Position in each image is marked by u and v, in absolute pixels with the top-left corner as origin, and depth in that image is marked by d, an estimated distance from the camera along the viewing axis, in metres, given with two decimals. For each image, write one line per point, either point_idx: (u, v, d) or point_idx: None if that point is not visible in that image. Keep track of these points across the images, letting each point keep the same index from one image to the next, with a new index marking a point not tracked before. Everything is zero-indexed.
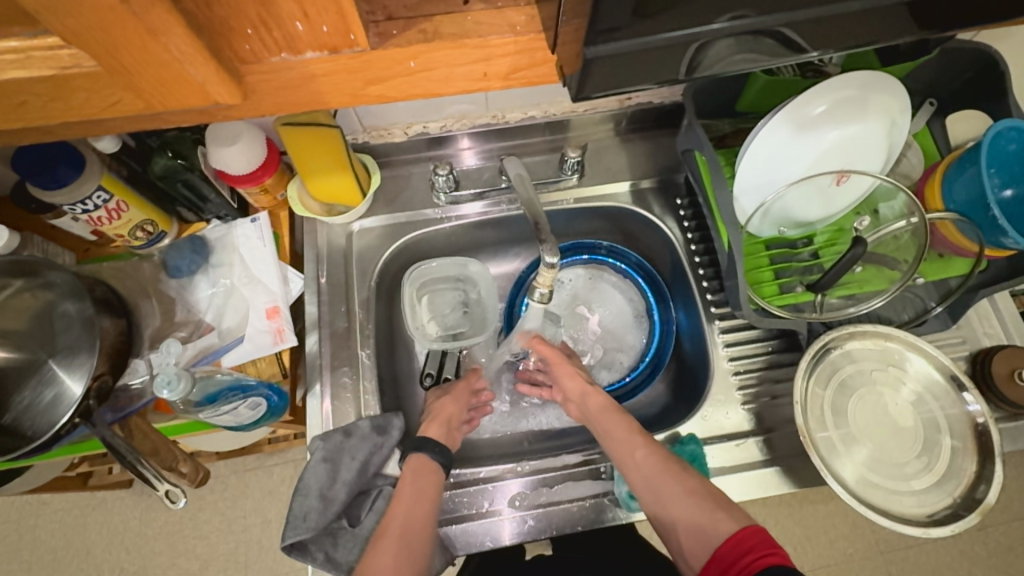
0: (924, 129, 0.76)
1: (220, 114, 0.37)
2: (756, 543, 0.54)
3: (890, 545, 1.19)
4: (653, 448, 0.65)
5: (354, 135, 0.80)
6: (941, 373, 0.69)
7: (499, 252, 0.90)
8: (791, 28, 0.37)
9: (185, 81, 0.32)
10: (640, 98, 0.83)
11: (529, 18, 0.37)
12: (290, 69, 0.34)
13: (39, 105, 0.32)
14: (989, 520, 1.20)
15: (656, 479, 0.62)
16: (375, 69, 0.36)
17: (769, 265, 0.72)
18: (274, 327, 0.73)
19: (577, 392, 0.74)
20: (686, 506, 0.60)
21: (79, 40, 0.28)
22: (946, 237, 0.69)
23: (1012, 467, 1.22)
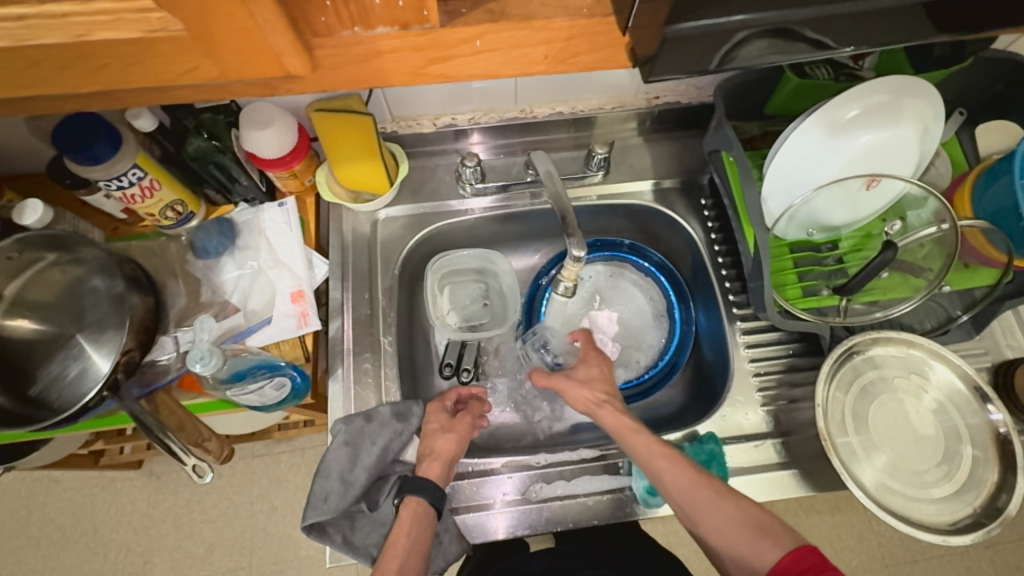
0: (952, 137, 0.75)
1: (283, 87, 0.38)
2: (814, 562, 0.54)
3: (896, 558, 1.18)
4: (685, 472, 0.62)
5: (383, 124, 0.80)
6: (964, 383, 0.69)
7: (520, 246, 0.91)
8: (853, 32, 0.37)
9: (263, 50, 0.33)
10: (668, 97, 0.83)
11: (594, 2, 0.39)
12: (358, 44, 0.36)
13: (120, 68, 0.34)
14: (998, 537, 1.19)
15: (692, 506, 0.61)
16: (440, 48, 0.38)
17: (793, 268, 0.72)
18: (298, 311, 0.74)
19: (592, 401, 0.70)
20: (726, 531, 0.59)
21: (171, 5, 0.29)
22: (976, 247, 0.68)
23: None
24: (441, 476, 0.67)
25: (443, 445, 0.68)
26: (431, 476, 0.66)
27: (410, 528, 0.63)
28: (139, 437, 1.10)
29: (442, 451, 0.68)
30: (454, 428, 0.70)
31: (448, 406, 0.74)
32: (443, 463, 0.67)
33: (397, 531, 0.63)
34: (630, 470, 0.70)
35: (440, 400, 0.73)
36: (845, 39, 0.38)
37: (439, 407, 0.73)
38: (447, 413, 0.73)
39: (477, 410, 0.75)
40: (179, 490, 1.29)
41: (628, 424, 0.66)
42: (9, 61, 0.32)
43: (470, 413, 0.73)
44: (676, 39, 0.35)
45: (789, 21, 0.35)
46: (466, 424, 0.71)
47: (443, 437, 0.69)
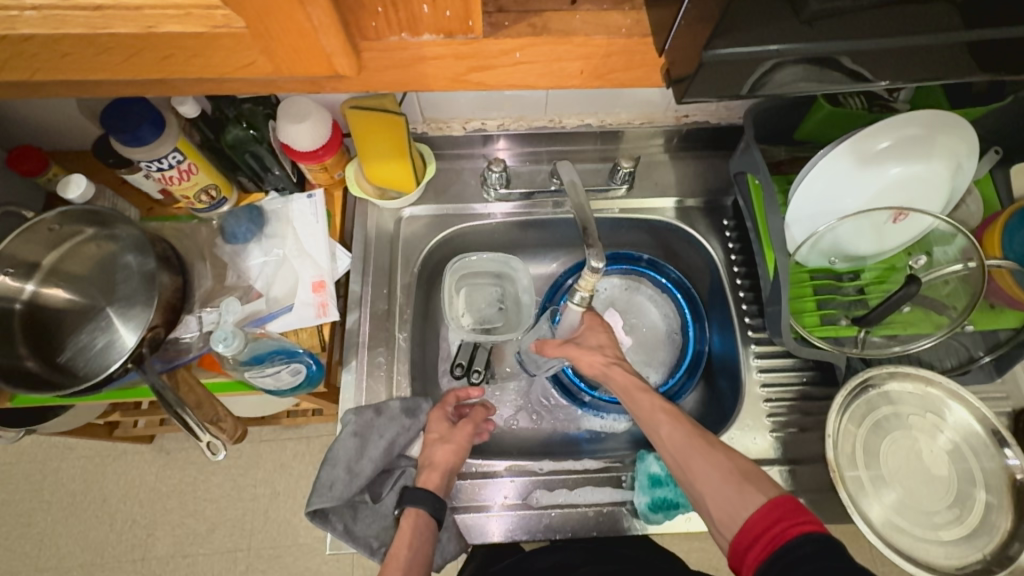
0: (986, 175, 0.74)
1: (328, 86, 0.40)
2: (787, 509, 0.52)
3: None
4: (682, 426, 0.64)
5: (414, 125, 0.82)
6: (981, 426, 0.67)
7: (539, 253, 0.92)
8: (894, 68, 0.38)
9: (317, 51, 0.35)
10: (697, 117, 0.83)
11: (634, 22, 0.41)
12: (404, 49, 0.38)
13: (182, 60, 0.35)
14: None
15: (685, 457, 0.62)
16: (481, 57, 0.40)
17: (813, 296, 0.72)
18: (318, 301, 0.75)
19: (599, 364, 0.73)
20: (714, 482, 0.59)
21: (237, 5, 0.31)
22: (1002, 288, 0.67)
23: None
24: (440, 486, 0.67)
25: (440, 456, 0.68)
26: (430, 487, 0.66)
27: (412, 538, 0.63)
28: (154, 412, 1.13)
29: (440, 461, 0.67)
30: (453, 438, 0.70)
31: (449, 414, 0.74)
32: (442, 473, 0.67)
33: (397, 542, 0.63)
34: (633, 484, 0.70)
35: (442, 407, 0.73)
36: (888, 74, 0.38)
37: (441, 415, 0.72)
38: (449, 421, 0.72)
39: (480, 417, 0.75)
40: (188, 467, 1.32)
41: (635, 383, 0.70)
42: (82, 47, 0.34)
43: (472, 420, 0.72)
44: (713, 64, 0.35)
45: (823, 52, 0.35)
46: (466, 433, 0.71)
47: (441, 447, 0.68)
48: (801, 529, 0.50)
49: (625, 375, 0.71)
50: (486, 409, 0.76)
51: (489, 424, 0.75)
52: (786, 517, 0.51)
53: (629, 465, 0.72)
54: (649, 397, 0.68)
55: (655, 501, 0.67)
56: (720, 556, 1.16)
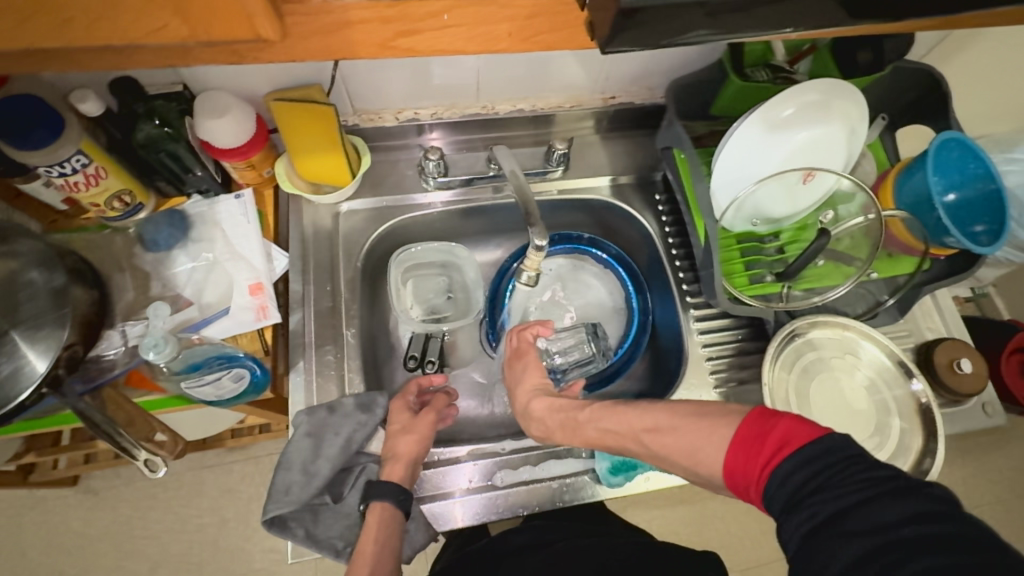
0: (877, 141, 0.85)
1: (251, 56, 0.39)
2: (751, 441, 0.45)
3: None
4: (606, 416, 0.59)
5: (344, 117, 0.81)
6: (890, 360, 0.75)
7: (482, 240, 0.93)
8: (791, 21, 0.41)
9: (237, 11, 0.35)
10: (623, 98, 0.87)
11: None
12: (327, 13, 0.39)
13: (85, 24, 0.35)
14: None
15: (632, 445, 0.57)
16: (407, 21, 0.41)
17: (740, 258, 0.78)
18: (256, 304, 0.72)
19: (525, 395, 0.69)
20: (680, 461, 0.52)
21: None
22: (896, 236, 0.75)
23: (948, 463, 1.29)
24: (404, 478, 0.66)
25: (405, 446, 0.67)
26: (395, 479, 0.65)
27: (378, 534, 0.62)
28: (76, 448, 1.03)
29: (404, 452, 0.67)
30: (416, 427, 0.69)
31: (410, 402, 0.74)
32: (406, 465, 0.67)
33: (364, 538, 0.61)
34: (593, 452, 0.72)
35: (403, 398, 0.73)
36: (788, 26, 0.42)
37: (403, 405, 0.72)
38: (409, 411, 0.72)
39: (441, 404, 0.74)
40: (120, 505, 1.21)
41: (551, 403, 0.65)
42: None
43: (433, 408, 0.72)
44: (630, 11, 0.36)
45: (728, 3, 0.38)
46: (429, 421, 0.70)
47: (404, 437, 0.68)
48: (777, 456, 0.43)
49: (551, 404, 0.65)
50: (448, 395, 0.76)
51: (450, 410, 0.75)
52: (755, 450, 0.44)
53: None
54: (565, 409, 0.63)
55: (615, 465, 0.69)
56: (680, 521, 1.22)
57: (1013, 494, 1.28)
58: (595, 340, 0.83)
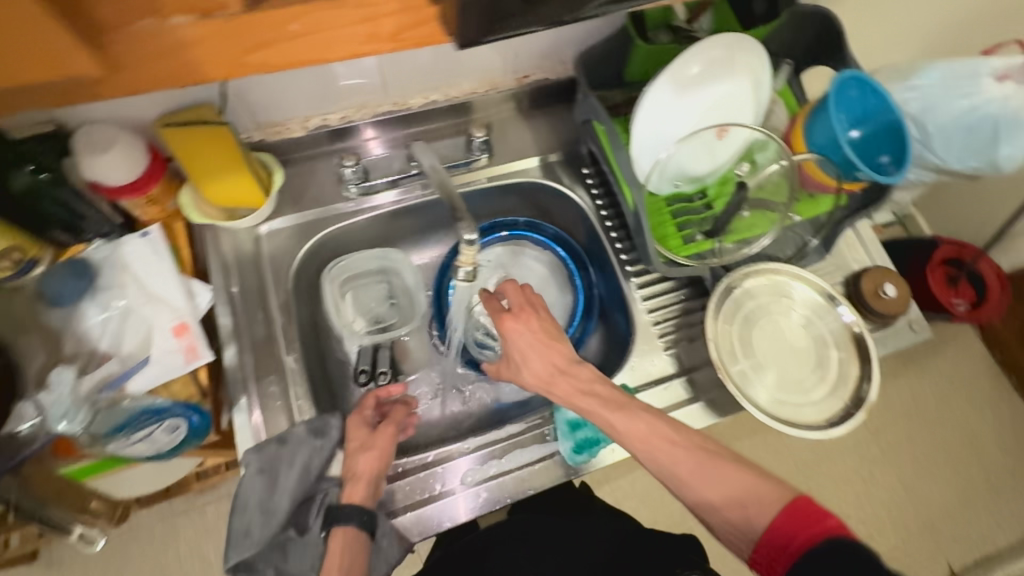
0: (785, 86, 0.88)
1: (80, 94, 0.33)
2: (804, 518, 0.49)
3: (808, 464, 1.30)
4: (630, 417, 0.61)
5: (247, 133, 0.76)
6: (822, 296, 0.79)
7: (421, 240, 0.89)
8: None
9: (42, 47, 0.29)
10: (537, 75, 0.86)
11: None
12: (156, 37, 0.32)
13: None
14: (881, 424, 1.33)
15: (645, 451, 0.59)
16: (257, 32, 0.34)
17: (671, 220, 0.79)
18: (184, 346, 0.68)
19: (546, 372, 0.65)
20: (711, 486, 0.56)
21: None
22: (811, 176, 0.76)
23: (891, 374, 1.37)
24: (367, 496, 0.64)
25: (364, 465, 0.65)
26: (357, 499, 0.63)
27: (344, 559, 0.61)
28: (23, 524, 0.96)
29: (365, 469, 0.65)
30: (375, 444, 0.66)
31: (370, 418, 0.70)
32: (367, 482, 0.65)
33: (328, 564, 0.60)
34: (557, 434, 0.72)
35: (359, 413, 0.69)
36: None
37: (360, 421, 0.68)
38: (369, 427, 0.69)
39: (401, 416, 0.71)
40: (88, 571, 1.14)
41: (584, 390, 0.64)
42: None
43: (393, 421, 0.69)
44: None
45: None
46: (388, 435, 0.68)
47: (364, 455, 0.65)
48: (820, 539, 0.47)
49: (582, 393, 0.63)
50: (406, 405, 0.73)
51: (411, 420, 0.74)
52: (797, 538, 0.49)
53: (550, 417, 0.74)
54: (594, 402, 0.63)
55: (580, 443, 0.70)
56: None
57: (950, 390, 1.38)
58: None
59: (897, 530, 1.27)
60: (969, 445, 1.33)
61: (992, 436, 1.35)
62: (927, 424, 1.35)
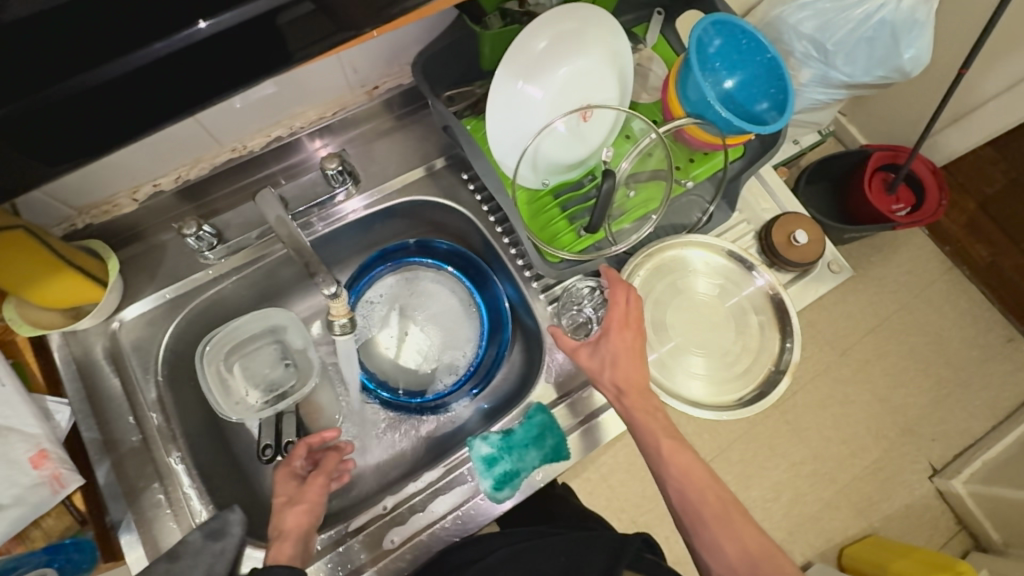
0: (660, 38, 0.81)
1: None
2: None
3: (784, 399, 1.20)
4: (683, 453, 0.61)
5: (71, 222, 0.68)
6: (729, 261, 0.74)
7: (306, 288, 0.83)
8: None
9: None
10: (388, 83, 0.77)
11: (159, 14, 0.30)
12: None
13: None
14: (853, 341, 1.25)
15: (678, 479, 0.60)
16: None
17: (558, 214, 0.72)
18: (46, 476, 0.59)
19: (615, 382, 0.62)
20: (716, 526, 0.58)
21: None
22: (693, 136, 0.71)
23: (851, 292, 1.28)
24: (295, 555, 0.59)
25: (291, 520, 0.61)
26: (282, 559, 0.58)
27: None
28: None
29: (292, 527, 0.61)
30: (304, 497, 0.64)
31: (300, 469, 0.68)
32: (296, 539, 0.61)
33: None
34: (474, 472, 0.68)
35: (287, 466, 0.67)
36: None
37: (288, 474, 0.66)
38: (297, 479, 0.66)
39: (333, 464, 0.68)
40: None
41: (649, 408, 0.62)
42: None
43: (323, 470, 0.67)
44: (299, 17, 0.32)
45: None
46: (318, 486, 0.65)
47: (291, 511, 0.62)
48: None
49: (649, 414, 0.62)
50: (338, 451, 0.71)
51: (347, 464, 0.71)
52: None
53: (465, 454, 0.69)
54: (657, 423, 0.61)
55: (498, 478, 0.67)
56: None
57: (916, 295, 1.29)
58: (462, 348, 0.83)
59: (880, 442, 1.20)
60: (939, 349, 1.25)
61: (969, 329, 1.28)
62: (896, 335, 1.26)
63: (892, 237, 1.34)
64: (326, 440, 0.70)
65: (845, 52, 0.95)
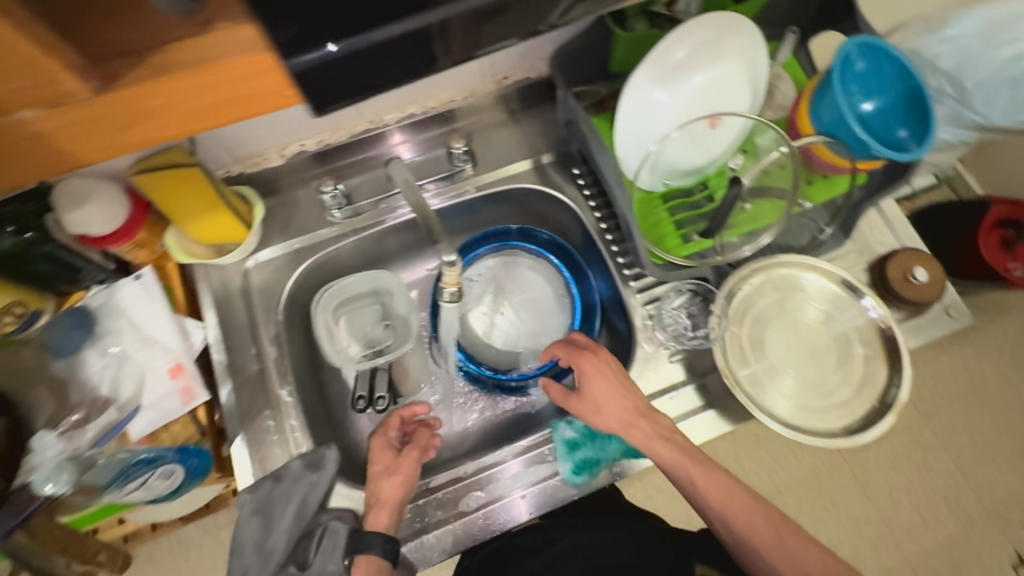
0: (791, 59, 0.80)
1: None
2: None
3: (853, 451, 1.14)
4: (714, 475, 0.64)
5: (226, 168, 0.76)
6: (840, 287, 0.72)
7: (411, 257, 0.88)
8: None
9: None
10: (517, 75, 0.81)
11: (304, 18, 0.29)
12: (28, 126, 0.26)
13: None
14: (941, 403, 1.16)
15: (721, 503, 0.63)
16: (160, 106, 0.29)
17: (668, 218, 0.73)
18: (181, 387, 0.69)
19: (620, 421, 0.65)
20: (767, 536, 0.62)
21: None
22: (820, 158, 0.70)
23: (947, 350, 1.19)
24: (390, 524, 0.64)
25: (388, 490, 0.65)
26: (380, 526, 0.63)
27: None
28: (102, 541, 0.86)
29: (388, 497, 0.65)
30: (398, 468, 0.67)
31: (393, 440, 0.71)
32: (391, 508, 0.65)
33: None
34: (556, 454, 0.70)
35: (383, 435, 0.70)
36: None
37: (384, 443, 0.70)
38: (392, 449, 0.70)
39: (425, 439, 0.71)
40: None
41: (663, 436, 0.65)
42: None
43: (417, 444, 0.70)
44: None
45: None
46: (412, 460, 0.68)
47: (388, 482, 0.66)
48: None
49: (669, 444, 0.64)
50: (429, 427, 0.74)
51: (434, 440, 0.72)
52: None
53: (549, 436, 0.71)
54: (679, 454, 0.64)
55: (579, 463, 0.68)
56: None
57: (1021, 368, 1.18)
58: (548, 336, 0.85)
59: (958, 517, 1.11)
60: None
61: None
62: (991, 406, 1.17)
63: (1005, 299, 1.23)
64: (415, 415, 0.73)
65: (985, 92, 0.89)
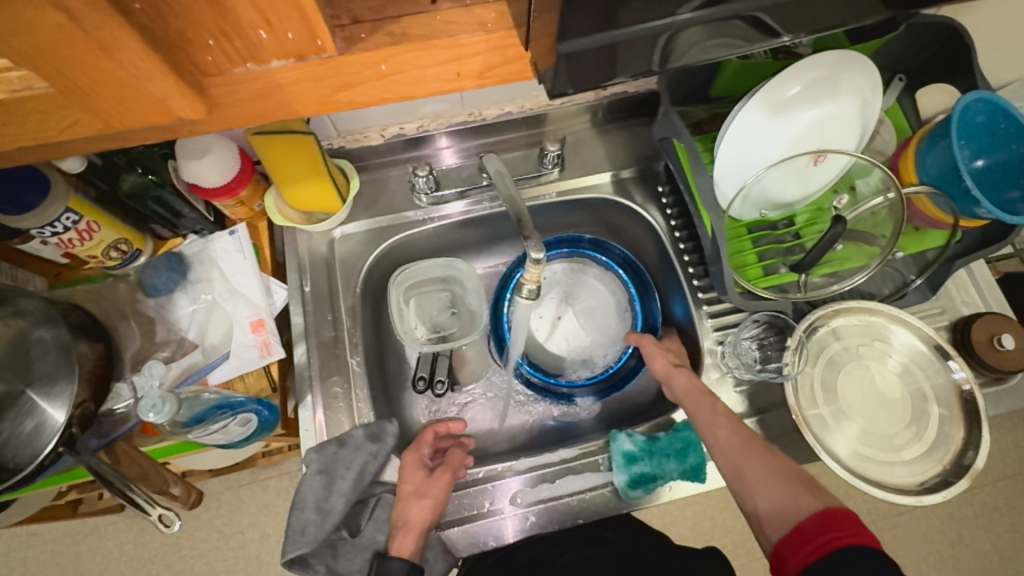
0: (895, 104, 0.78)
1: (186, 130, 0.35)
2: (825, 524, 0.50)
3: (883, 513, 1.11)
4: (738, 430, 0.64)
5: (329, 140, 0.78)
6: (925, 344, 0.70)
7: (483, 250, 0.90)
8: (780, 14, 0.39)
9: (145, 98, 0.30)
10: (615, 88, 0.82)
11: (499, 15, 0.36)
12: (255, 80, 0.32)
13: None
14: (982, 480, 1.13)
15: (740, 457, 0.61)
16: (344, 74, 0.34)
17: (752, 249, 0.73)
18: (259, 341, 0.72)
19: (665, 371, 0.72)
20: (771, 488, 0.58)
21: (31, 63, 0.27)
22: (923, 211, 0.70)
23: (993, 427, 1.16)
24: (414, 550, 0.64)
25: (417, 515, 0.65)
26: (405, 553, 0.63)
27: None
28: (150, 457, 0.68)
29: (415, 522, 0.64)
30: (429, 492, 0.66)
31: (426, 458, 0.71)
32: (417, 534, 0.64)
33: None
34: (610, 465, 0.72)
35: (416, 451, 0.70)
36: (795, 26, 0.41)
37: (416, 462, 0.69)
38: (424, 470, 0.69)
39: (457, 460, 0.71)
40: (145, 541, 1.17)
41: (697, 387, 0.69)
42: None
43: (449, 466, 0.69)
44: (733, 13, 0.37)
45: (730, 12, 0.37)
46: (443, 483, 0.67)
47: (417, 504, 0.66)
48: (850, 543, 0.48)
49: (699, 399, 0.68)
50: (462, 449, 0.73)
51: (466, 463, 0.71)
52: (810, 541, 0.50)
53: (604, 446, 0.73)
54: (708, 404, 0.67)
55: (633, 478, 0.69)
56: (713, 506, 1.15)
57: None
58: (604, 347, 0.85)
59: None
60: None
61: None
62: None
63: None
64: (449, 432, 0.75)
65: None
